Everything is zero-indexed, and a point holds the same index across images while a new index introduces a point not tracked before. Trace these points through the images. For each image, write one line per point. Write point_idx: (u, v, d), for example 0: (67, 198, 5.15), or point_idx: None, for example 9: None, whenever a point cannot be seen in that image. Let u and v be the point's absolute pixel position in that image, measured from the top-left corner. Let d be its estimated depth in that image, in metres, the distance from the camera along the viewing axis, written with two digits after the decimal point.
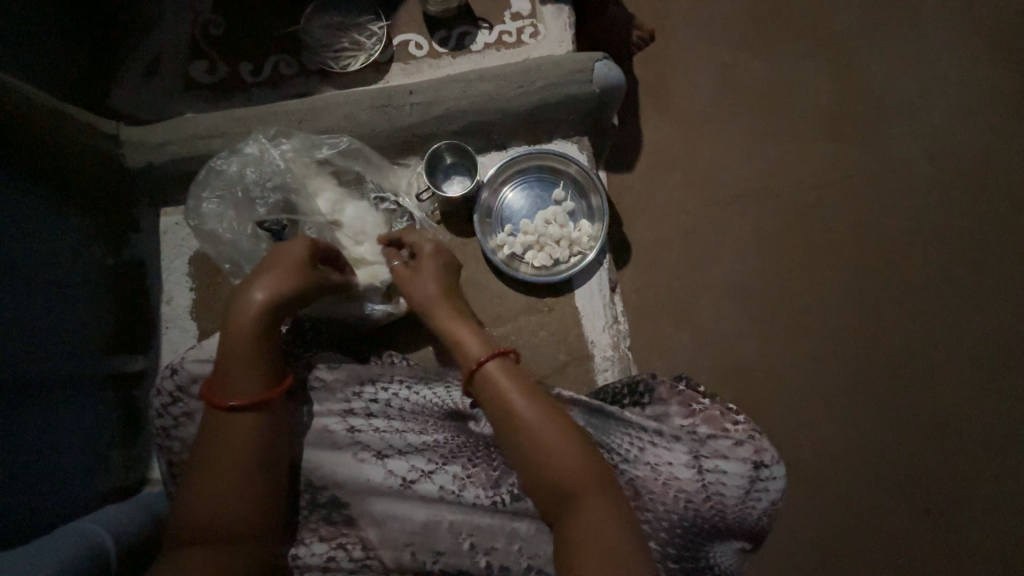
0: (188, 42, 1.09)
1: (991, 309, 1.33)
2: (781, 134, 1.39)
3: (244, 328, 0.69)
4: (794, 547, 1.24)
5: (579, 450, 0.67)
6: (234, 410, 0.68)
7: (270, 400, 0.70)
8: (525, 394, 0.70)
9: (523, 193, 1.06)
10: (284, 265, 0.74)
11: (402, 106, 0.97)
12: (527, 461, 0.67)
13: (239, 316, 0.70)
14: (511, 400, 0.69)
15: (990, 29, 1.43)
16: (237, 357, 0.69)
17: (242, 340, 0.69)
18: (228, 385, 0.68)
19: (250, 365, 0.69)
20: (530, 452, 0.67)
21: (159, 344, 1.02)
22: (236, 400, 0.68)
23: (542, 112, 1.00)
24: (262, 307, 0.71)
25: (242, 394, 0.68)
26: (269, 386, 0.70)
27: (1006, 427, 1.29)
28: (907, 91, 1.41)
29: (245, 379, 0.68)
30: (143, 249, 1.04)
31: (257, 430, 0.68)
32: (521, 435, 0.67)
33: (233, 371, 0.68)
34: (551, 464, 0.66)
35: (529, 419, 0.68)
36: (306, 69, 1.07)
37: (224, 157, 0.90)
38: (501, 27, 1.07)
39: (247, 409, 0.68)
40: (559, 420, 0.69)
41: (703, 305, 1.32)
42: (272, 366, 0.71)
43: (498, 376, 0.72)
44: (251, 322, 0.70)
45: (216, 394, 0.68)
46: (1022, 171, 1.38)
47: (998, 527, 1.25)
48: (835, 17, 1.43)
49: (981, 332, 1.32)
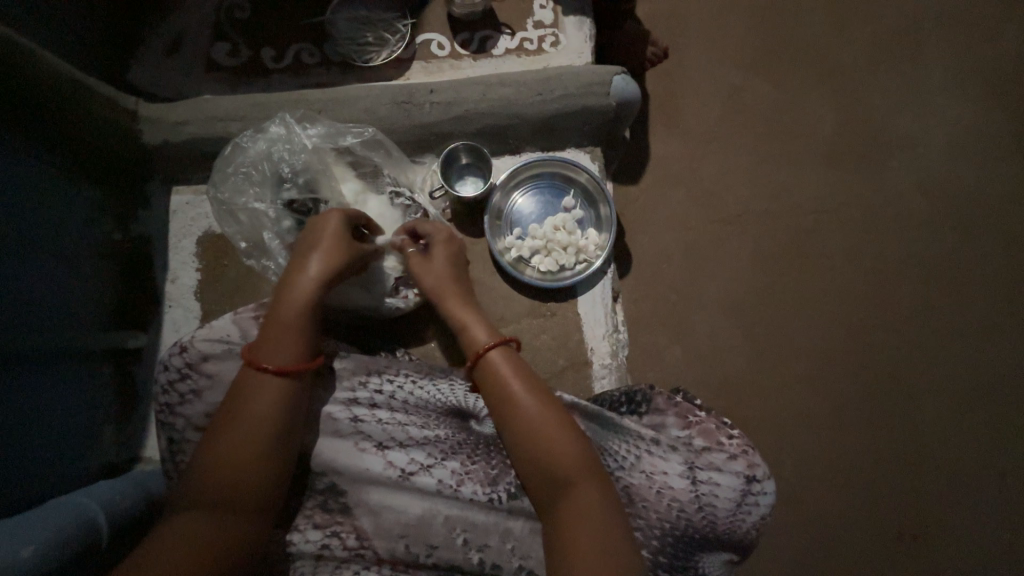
0: (211, 25, 1.09)
1: (974, 344, 1.37)
2: (785, 159, 1.42)
3: (298, 295, 0.74)
4: (771, 562, 1.27)
5: (568, 441, 0.68)
6: (271, 373, 0.70)
7: (303, 372, 0.72)
8: (529, 386, 0.73)
9: (533, 198, 1.08)
10: (329, 238, 0.78)
11: (422, 104, 0.98)
12: (523, 449, 0.69)
13: (295, 287, 0.74)
14: (510, 388, 0.72)
15: (990, 74, 1.48)
16: (286, 323, 0.73)
17: (295, 306, 0.73)
18: (271, 348, 0.71)
19: (298, 333, 0.73)
20: (528, 440, 0.69)
21: (160, 323, 1.01)
22: (275, 365, 0.70)
23: (558, 121, 1.02)
24: (314, 280, 0.75)
25: (282, 359, 0.71)
26: (305, 358, 0.73)
27: (982, 459, 1.33)
28: (908, 126, 1.45)
29: (289, 349, 0.71)
30: (152, 227, 1.04)
31: (279, 401, 0.70)
32: (522, 423, 0.70)
33: (277, 338, 0.72)
34: (546, 453, 0.68)
35: (529, 407, 0.71)
36: (327, 60, 1.08)
37: (249, 136, 0.92)
38: (523, 34, 1.08)
39: (283, 375, 0.70)
40: (559, 414, 0.71)
41: (699, 320, 1.35)
42: (312, 341, 0.74)
43: (501, 362, 0.75)
44: (305, 291, 0.74)
45: (258, 355, 0.71)
46: (1011, 210, 1.43)
47: (968, 554, 1.29)
48: (844, 49, 1.47)
49: (963, 363, 1.37)
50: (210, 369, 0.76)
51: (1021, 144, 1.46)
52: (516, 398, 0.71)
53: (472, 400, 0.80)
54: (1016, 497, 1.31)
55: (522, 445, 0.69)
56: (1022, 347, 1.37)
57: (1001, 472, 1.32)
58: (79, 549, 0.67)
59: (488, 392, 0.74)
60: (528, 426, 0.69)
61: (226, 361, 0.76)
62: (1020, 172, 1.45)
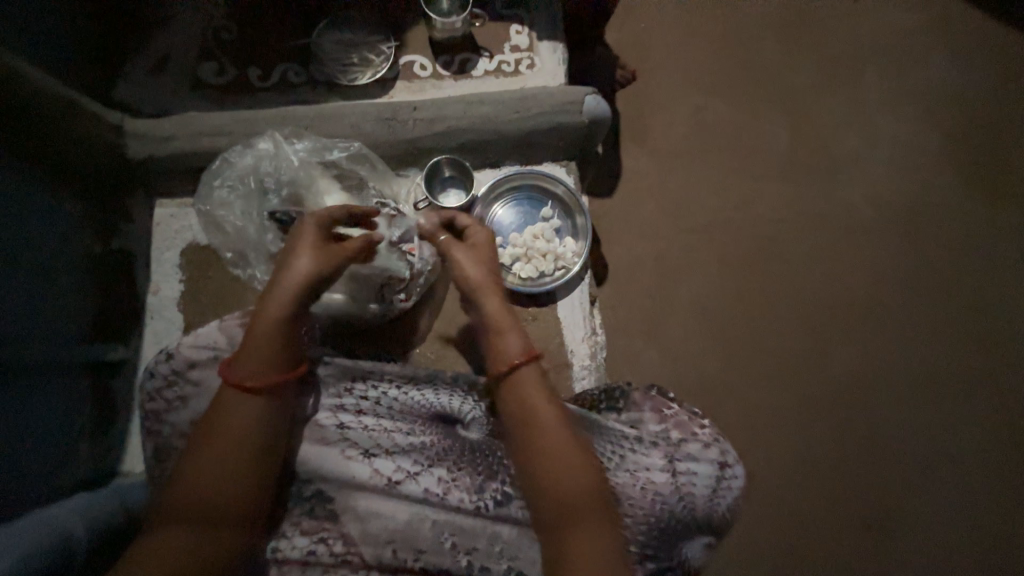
0: (197, 44, 1.12)
1: (923, 341, 1.48)
2: (746, 174, 1.54)
3: (274, 310, 0.73)
4: (748, 555, 1.32)
5: (582, 469, 0.71)
6: (253, 392, 0.70)
7: (285, 386, 0.73)
8: (554, 411, 0.74)
9: (513, 210, 1.13)
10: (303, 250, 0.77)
11: (406, 121, 1.03)
12: (538, 470, 0.71)
13: (270, 301, 0.73)
14: (536, 413, 0.74)
15: (923, 97, 1.64)
16: (263, 340, 0.72)
17: (270, 322, 0.72)
18: (249, 366, 0.70)
19: (276, 349, 0.72)
20: (543, 461, 0.71)
21: (142, 335, 1.01)
22: (257, 383, 0.70)
23: (535, 137, 1.09)
24: (290, 295, 0.74)
25: (262, 376, 0.71)
26: (285, 372, 0.72)
27: (937, 449, 1.42)
28: (852, 144, 1.59)
29: (263, 364, 0.71)
30: (134, 240, 1.04)
31: (264, 413, 0.71)
32: (544, 450, 0.71)
33: (253, 354, 0.71)
34: (557, 476, 0.71)
35: (553, 435, 0.72)
36: (313, 78, 1.12)
37: (237, 150, 0.95)
38: (500, 57, 1.16)
39: (267, 393, 0.71)
40: (577, 443, 0.73)
41: (673, 324, 1.42)
42: (290, 354, 0.74)
43: (530, 380, 0.76)
44: (280, 305, 0.73)
45: (236, 375, 0.70)
46: (949, 219, 1.57)
47: (928, 539, 1.36)
48: (794, 75, 1.61)
49: (915, 359, 1.47)
50: (197, 376, 0.77)
51: (953, 159, 1.61)
52: (541, 417, 0.73)
53: (457, 407, 0.83)
54: (970, 483, 1.40)
55: (536, 465, 0.72)
56: (965, 343, 1.49)
57: (955, 461, 1.41)
58: (61, 560, 0.66)
59: (511, 410, 0.75)
60: (546, 448, 0.72)
61: (213, 368, 0.77)
62: (954, 184, 1.59)
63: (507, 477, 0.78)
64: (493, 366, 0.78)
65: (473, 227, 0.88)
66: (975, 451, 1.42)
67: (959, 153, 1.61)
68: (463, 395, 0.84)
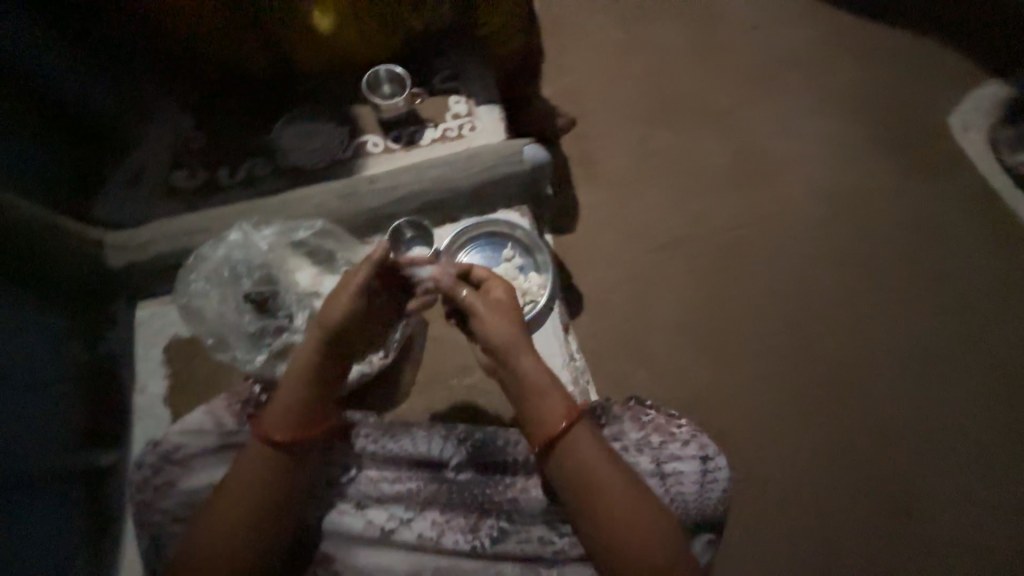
0: (168, 156, 1.23)
1: (904, 315, 1.49)
2: (694, 189, 1.64)
3: (298, 369, 0.77)
4: (779, 567, 1.25)
5: (655, 518, 0.72)
6: (276, 445, 0.73)
7: (304, 441, 0.76)
8: (612, 465, 0.74)
9: (476, 256, 1.19)
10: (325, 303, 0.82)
11: (365, 193, 1.13)
12: (609, 534, 0.71)
13: (296, 360, 0.78)
14: (595, 472, 0.73)
15: (839, 95, 1.78)
16: (291, 398, 0.76)
17: (297, 381, 0.76)
18: (277, 420, 0.74)
19: (302, 406, 0.76)
20: (613, 521, 0.71)
21: (132, 436, 1.01)
22: (281, 437, 0.73)
23: (485, 188, 1.18)
24: (313, 354, 0.77)
25: (287, 431, 0.74)
26: (308, 429, 0.76)
27: (947, 423, 1.38)
28: (786, 146, 1.71)
29: (284, 417, 0.74)
30: (119, 344, 1.08)
31: (263, 474, 0.72)
32: (611, 509, 0.71)
33: (281, 410, 0.75)
34: (632, 535, 0.70)
35: (615, 492, 0.72)
36: (276, 170, 1.22)
37: (210, 244, 1.01)
38: (444, 125, 1.28)
39: (289, 447, 0.74)
40: (642, 496, 0.73)
41: (655, 340, 1.47)
42: (311, 411, 0.77)
43: (582, 438, 0.75)
44: (305, 365, 0.77)
45: (265, 428, 0.74)
46: (895, 196, 1.64)
47: (967, 519, 1.29)
48: (717, 97, 1.77)
49: (901, 334, 1.47)
50: (183, 459, 0.79)
51: (883, 144, 1.71)
52: (599, 476, 0.73)
53: (439, 451, 0.85)
54: (994, 451, 1.35)
55: (605, 527, 0.71)
56: (944, 311, 1.50)
57: (969, 432, 1.37)
58: None
59: (568, 476, 0.74)
60: (611, 509, 0.71)
61: (198, 449, 0.80)
62: (892, 164, 1.68)
63: (500, 512, 0.80)
64: (539, 431, 0.76)
65: (494, 283, 0.88)
66: (987, 418, 1.38)
67: (889, 137, 1.72)
68: (443, 440, 0.85)
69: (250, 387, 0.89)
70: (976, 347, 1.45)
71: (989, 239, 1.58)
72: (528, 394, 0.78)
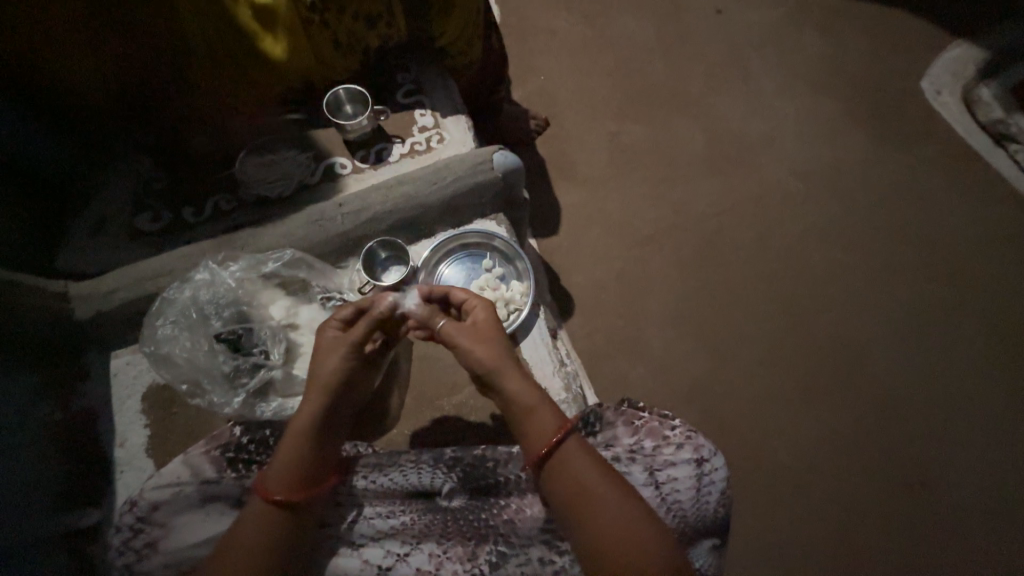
0: (131, 200, 1.21)
1: (895, 285, 1.48)
2: (672, 179, 1.63)
3: (299, 427, 0.76)
4: (797, 555, 1.22)
5: (648, 527, 0.70)
6: (278, 504, 0.72)
7: (310, 499, 0.75)
8: (605, 474, 0.73)
9: (456, 268, 1.17)
10: (323, 352, 0.81)
11: (335, 217, 1.10)
12: (600, 548, 0.69)
13: (298, 416, 0.77)
14: (588, 482, 0.72)
15: (810, 71, 1.77)
16: (292, 455, 0.75)
17: (297, 437, 0.76)
18: (279, 478, 0.73)
19: (305, 463, 0.75)
20: (604, 534, 0.69)
21: (114, 491, 0.98)
22: (282, 495, 0.73)
23: (458, 200, 1.16)
24: (315, 411, 0.77)
25: (290, 489, 0.73)
26: (314, 484, 0.76)
27: (952, 391, 1.36)
28: (760, 127, 1.70)
29: (287, 474, 0.74)
30: (94, 397, 1.05)
31: (262, 529, 0.72)
32: (605, 520, 0.70)
33: (286, 467, 0.74)
34: (625, 548, 0.68)
35: (610, 502, 0.71)
36: (243, 202, 1.20)
37: (176, 286, 0.99)
38: (412, 139, 1.26)
39: (291, 506, 0.73)
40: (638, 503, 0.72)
41: (649, 335, 1.44)
42: (315, 467, 0.76)
43: (573, 450, 0.74)
44: (307, 420, 0.76)
45: (266, 486, 0.73)
46: (874, 166, 1.63)
47: (979, 484, 1.27)
48: (686, 85, 1.76)
49: (895, 304, 1.46)
50: (162, 517, 0.79)
51: (858, 116, 1.70)
52: (592, 486, 0.72)
53: (431, 481, 0.83)
54: (999, 413, 1.33)
55: (596, 541, 0.69)
56: (937, 278, 1.48)
57: (976, 398, 1.35)
58: None
59: (558, 490, 0.73)
60: (605, 525, 0.69)
61: (177, 505, 0.80)
62: (867, 135, 1.67)
63: (497, 537, 0.79)
64: (527, 447, 0.75)
65: (474, 305, 0.85)
66: (992, 382, 1.36)
67: (862, 108, 1.71)
68: (432, 469, 0.83)
69: (229, 428, 0.89)
70: (973, 311, 1.44)
71: (972, 200, 1.57)
72: (517, 414, 0.77)
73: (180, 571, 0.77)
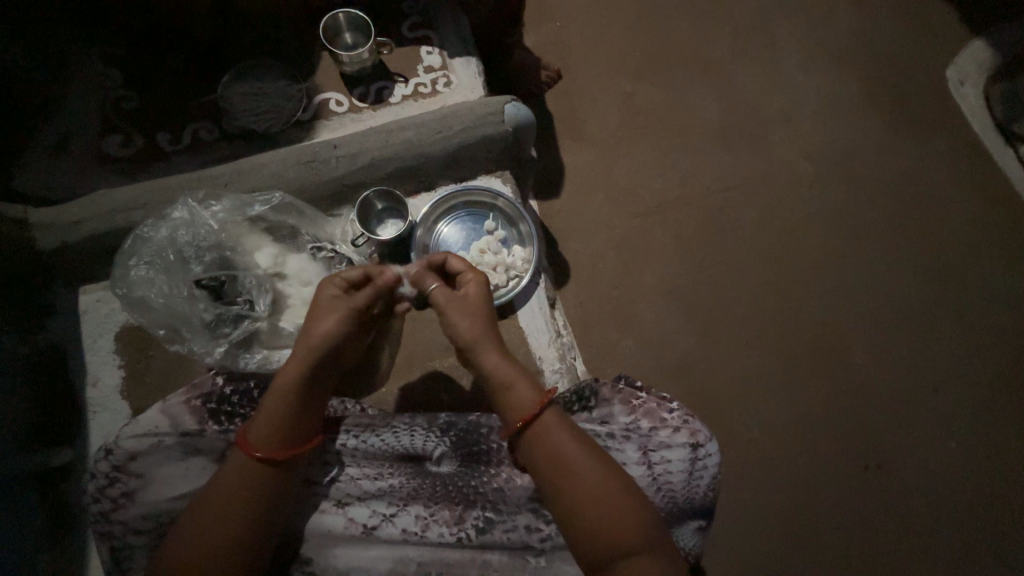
0: (98, 120, 1.09)
1: (889, 278, 1.48)
2: (684, 149, 1.55)
3: (284, 386, 0.72)
4: (756, 526, 1.29)
5: (635, 510, 0.70)
6: (261, 460, 0.70)
7: (295, 457, 0.73)
8: (584, 447, 0.72)
9: (456, 227, 1.11)
10: (318, 304, 0.76)
11: (329, 160, 1.01)
12: (578, 521, 0.69)
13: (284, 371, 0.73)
14: (571, 455, 0.71)
15: (841, 46, 1.67)
16: (276, 410, 0.72)
17: (280, 392, 0.72)
18: (263, 435, 0.71)
19: (287, 420, 0.72)
20: (586, 508, 0.69)
21: (87, 431, 0.95)
22: (265, 453, 0.70)
23: (463, 152, 1.07)
24: (302, 369, 0.73)
25: (275, 447, 0.71)
26: (298, 443, 0.74)
27: (923, 386, 1.40)
28: (780, 102, 1.61)
29: (269, 433, 0.71)
30: (62, 334, 0.99)
31: (249, 483, 0.70)
32: (592, 497, 0.69)
33: (272, 426, 0.71)
34: (603, 524, 0.68)
35: (595, 479, 0.70)
36: (226, 134, 1.09)
37: (151, 224, 0.91)
38: (416, 80, 1.15)
39: (275, 463, 0.71)
40: (619, 481, 0.71)
41: (643, 309, 1.42)
42: (299, 429, 0.73)
43: (553, 424, 0.73)
44: (292, 376, 0.72)
45: (250, 442, 0.71)
46: (889, 155, 1.58)
47: (931, 471, 1.34)
48: (709, 47, 1.64)
49: (886, 296, 1.46)
50: (140, 469, 0.76)
51: (881, 100, 1.63)
52: (576, 464, 0.70)
53: (422, 446, 0.81)
54: (962, 407, 1.39)
55: (578, 514, 0.69)
56: (930, 277, 1.48)
57: (945, 395, 1.40)
58: None
59: (541, 463, 0.71)
60: (587, 501, 0.69)
61: (155, 455, 0.77)
62: (887, 122, 1.61)
63: (485, 504, 0.79)
64: (512, 418, 0.73)
65: (470, 279, 0.79)
66: (961, 383, 1.41)
67: (885, 92, 1.63)
68: (425, 434, 0.82)
69: (211, 377, 0.86)
70: (958, 313, 1.45)
71: (977, 198, 1.55)
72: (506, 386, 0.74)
73: (159, 521, 0.75)
